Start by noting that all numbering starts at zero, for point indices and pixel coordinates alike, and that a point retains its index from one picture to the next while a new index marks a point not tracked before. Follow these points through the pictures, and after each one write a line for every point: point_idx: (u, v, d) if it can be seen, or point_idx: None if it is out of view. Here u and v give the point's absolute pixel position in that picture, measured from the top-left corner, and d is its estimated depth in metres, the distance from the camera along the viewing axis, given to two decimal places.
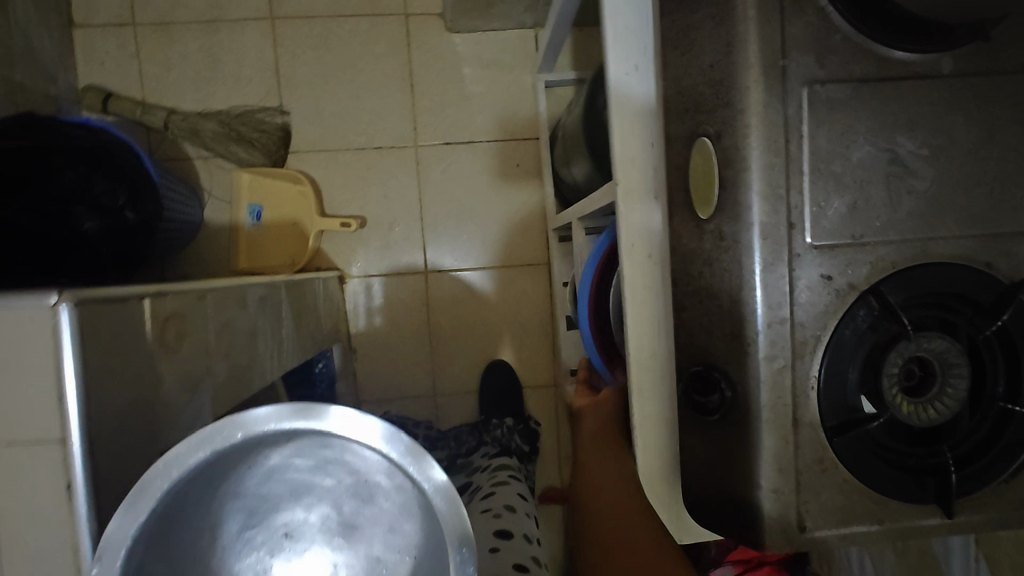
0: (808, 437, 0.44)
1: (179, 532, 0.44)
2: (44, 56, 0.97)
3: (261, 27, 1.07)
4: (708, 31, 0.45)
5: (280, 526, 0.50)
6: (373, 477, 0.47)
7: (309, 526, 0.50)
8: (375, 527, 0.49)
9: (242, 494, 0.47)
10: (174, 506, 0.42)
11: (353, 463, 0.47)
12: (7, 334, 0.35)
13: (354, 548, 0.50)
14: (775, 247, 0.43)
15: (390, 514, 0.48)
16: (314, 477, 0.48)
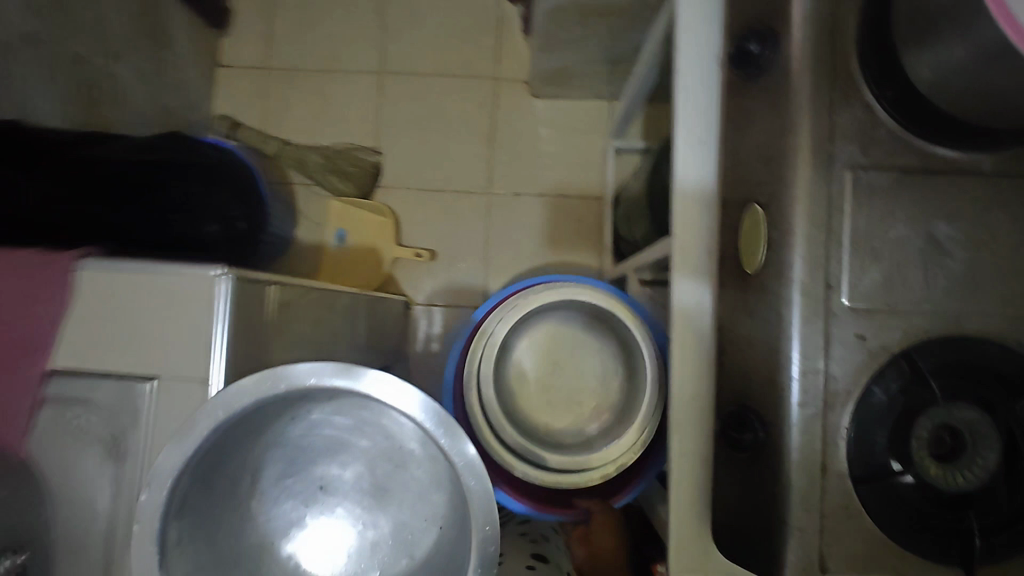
0: (835, 484, 0.48)
1: (239, 462, 0.56)
2: (190, 87, 1.15)
3: (370, 79, 1.23)
4: (765, 115, 0.52)
5: (318, 478, 0.62)
6: (404, 445, 0.59)
7: (342, 481, 0.62)
8: (404, 490, 0.61)
9: (287, 444, 0.59)
10: (232, 443, 0.53)
11: (388, 429, 0.59)
12: (179, 293, 0.46)
13: (382, 505, 0.62)
14: (812, 304, 0.48)
15: (417, 482, 0.60)
16: (351, 439, 0.61)
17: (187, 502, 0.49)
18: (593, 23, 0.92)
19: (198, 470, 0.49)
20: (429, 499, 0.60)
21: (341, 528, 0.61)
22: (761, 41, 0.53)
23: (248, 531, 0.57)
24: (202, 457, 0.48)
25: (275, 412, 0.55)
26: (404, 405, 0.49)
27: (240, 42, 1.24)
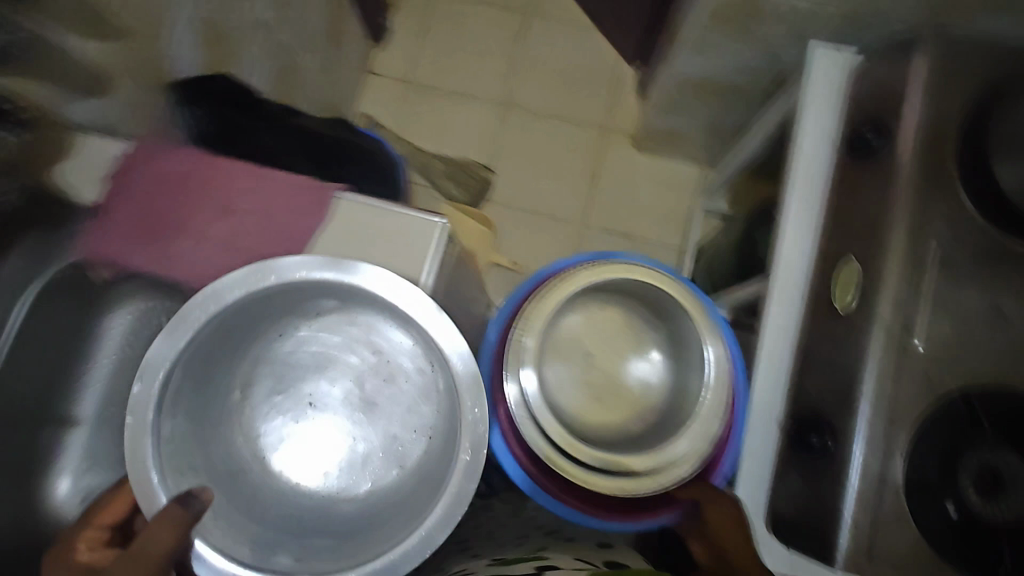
0: (888, 492, 0.57)
1: (225, 369, 0.66)
2: (347, 85, 1.34)
3: (495, 107, 1.41)
4: (870, 187, 0.65)
5: (306, 397, 0.68)
6: (394, 359, 0.67)
7: (330, 399, 0.68)
8: (393, 404, 0.67)
9: (277, 359, 0.68)
10: (218, 344, 0.63)
11: (380, 341, 0.67)
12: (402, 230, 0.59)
13: (372, 422, 0.67)
14: (891, 340, 0.59)
15: (407, 397, 0.67)
16: (343, 353, 0.68)
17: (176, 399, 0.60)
18: (711, 96, 1.08)
19: (186, 369, 0.60)
20: (418, 412, 0.67)
21: (335, 441, 0.67)
22: (876, 131, 0.66)
23: (239, 435, 0.66)
24: (186, 355, 0.59)
25: (259, 318, 0.65)
26: (378, 282, 0.56)
27: (392, 56, 1.44)
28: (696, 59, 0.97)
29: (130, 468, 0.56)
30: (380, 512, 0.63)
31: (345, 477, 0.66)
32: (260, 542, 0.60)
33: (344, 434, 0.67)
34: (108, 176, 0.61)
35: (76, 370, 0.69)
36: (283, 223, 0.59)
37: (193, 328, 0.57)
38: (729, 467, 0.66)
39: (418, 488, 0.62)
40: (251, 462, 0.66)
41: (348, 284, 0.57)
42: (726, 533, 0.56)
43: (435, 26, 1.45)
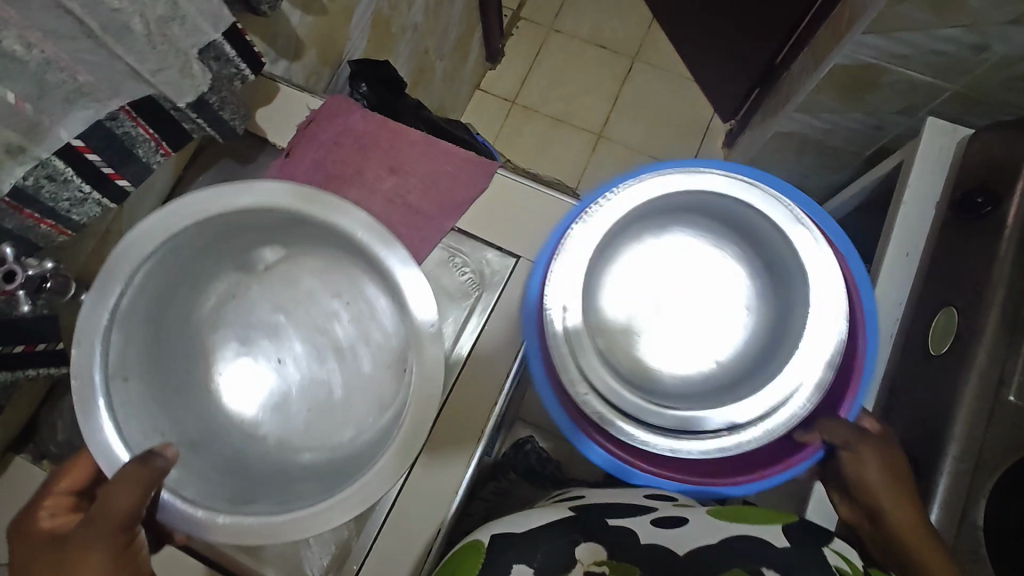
0: (967, 531, 0.60)
1: (180, 334, 0.58)
2: (459, 96, 1.45)
3: (589, 137, 1.50)
4: (976, 246, 0.69)
5: (269, 353, 0.60)
6: (360, 303, 0.60)
7: (290, 351, 0.60)
8: (365, 349, 0.60)
9: (229, 317, 0.60)
10: (164, 300, 0.56)
11: (346, 284, 0.61)
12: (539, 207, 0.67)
13: (346, 368, 0.60)
14: (985, 387, 0.62)
15: (380, 338, 0.60)
16: (307, 294, 0.61)
17: (126, 364, 0.53)
18: (806, 154, 1.14)
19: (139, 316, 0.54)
20: (390, 348, 0.59)
21: (313, 390, 0.59)
22: (988, 196, 0.70)
23: (204, 403, 0.57)
24: (123, 307, 0.52)
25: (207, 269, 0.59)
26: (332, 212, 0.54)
27: (501, 77, 1.56)
28: (800, 117, 1.04)
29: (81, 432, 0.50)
30: (340, 466, 0.55)
31: (307, 430, 0.58)
32: (231, 491, 0.52)
33: (299, 378, 0.59)
34: (298, 126, 0.69)
35: None
36: (450, 187, 0.67)
37: (149, 257, 0.53)
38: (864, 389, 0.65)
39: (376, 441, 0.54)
40: (224, 427, 0.57)
41: (309, 209, 0.54)
42: (872, 480, 0.59)
43: (544, 56, 1.56)
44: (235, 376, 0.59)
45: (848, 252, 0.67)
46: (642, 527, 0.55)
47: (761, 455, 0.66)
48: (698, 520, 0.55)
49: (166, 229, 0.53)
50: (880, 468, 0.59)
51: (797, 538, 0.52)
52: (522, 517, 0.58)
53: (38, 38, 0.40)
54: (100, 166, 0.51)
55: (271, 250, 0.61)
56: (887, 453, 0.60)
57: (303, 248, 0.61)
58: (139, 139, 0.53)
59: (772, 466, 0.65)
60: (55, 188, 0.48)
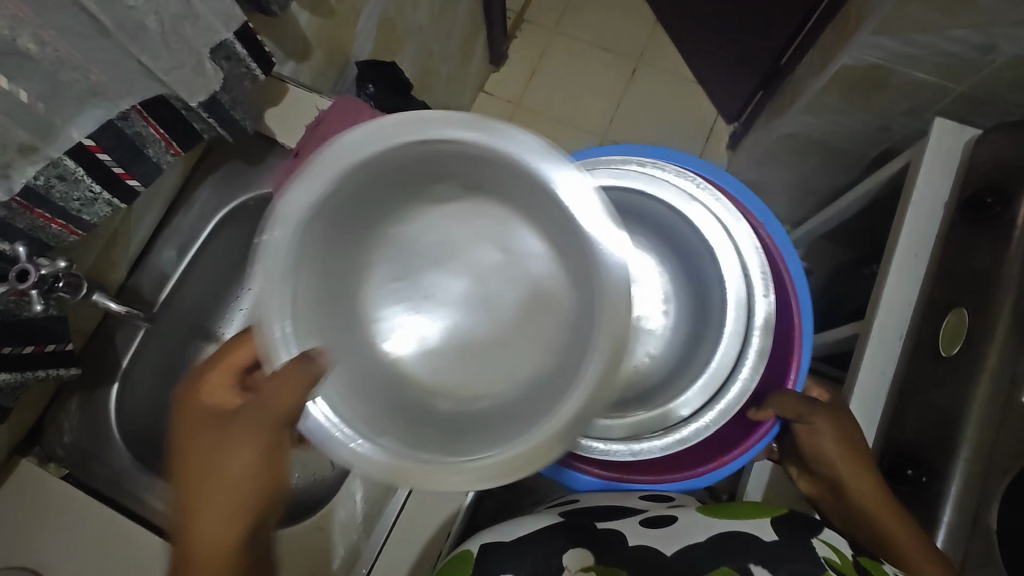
0: (980, 533, 0.60)
1: (349, 247, 0.57)
2: (463, 98, 1.45)
3: (592, 139, 1.51)
4: (986, 247, 0.69)
5: (424, 290, 0.59)
6: (527, 260, 0.59)
7: (449, 293, 0.59)
8: (530, 305, 0.58)
9: (394, 241, 0.59)
10: (349, 211, 0.55)
11: (509, 236, 0.59)
12: None
13: (508, 320, 0.58)
14: (996, 389, 0.62)
15: (546, 288, 0.58)
16: (464, 237, 0.60)
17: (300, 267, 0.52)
18: (811, 156, 1.14)
19: (326, 226, 0.53)
20: (558, 305, 0.58)
21: (463, 334, 0.59)
22: (998, 197, 0.70)
23: (356, 323, 0.57)
24: (322, 208, 0.53)
25: (393, 194, 0.57)
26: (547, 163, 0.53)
27: (505, 78, 1.56)
28: (806, 118, 1.04)
29: (257, 318, 0.52)
30: (487, 420, 0.55)
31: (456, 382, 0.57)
32: (371, 412, 0.54)
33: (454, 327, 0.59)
34: (307, 127, 0.68)
35: (231, 294, 0.78)
36: None
37: (337, 171, 0.52)
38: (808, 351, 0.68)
39: (531, 393, 0.54)
40: (375, 356, 0.57)
41: (515, 155, 0.52)
42: (828, 450, 0.64)
43: (548, 58, 1.57)
44: (394, 313, 0.58)
45: (770, 222, 0.71)
46: (632, 527, 0.55)
47: (717, 443, 0.69)
48: (687, 516, 0.56)
49: (364, 152, 0.51)
50: (834, 437, 0.64)
51: (787, 531, 0.52)
52: (515, 525, 0.58)
53: (53, 37, 0.40)
54: (111, 166, 0.50)
55: (450, 187, 0.58)
56: (838, 420, 0.65)
57: (484, 194, 0.58)
58: (150, 139, 0.53)
59: (731, 451, 0.68)
60: (67, 187, 0.48)
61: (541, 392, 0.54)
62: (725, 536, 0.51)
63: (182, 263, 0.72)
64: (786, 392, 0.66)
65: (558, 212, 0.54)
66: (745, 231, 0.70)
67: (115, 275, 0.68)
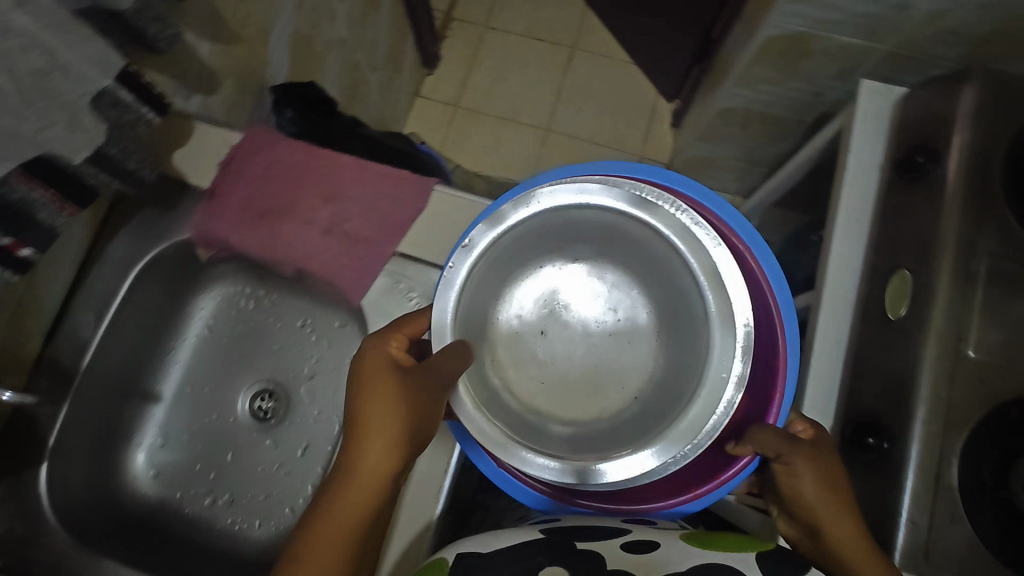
0: (944, 494, 0.60)
1: (497, 272, 0.66)
2: (400, 105, 1.42)
3: (537, 133, 1.49)
4: (923, 205, 0.69)
5: (541, 327, 0.71)
6: (625, 313, 0.72)
7: (565, 332, 0.72)
8: (627, 348, 0.71)
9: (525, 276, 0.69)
10: (510, 248, 0.64)
11: (617, 296, 0.72)
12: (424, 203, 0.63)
13: (612, 357, 0.71)
14: (945, 347, 0.62)
15: (637, 335, 0.71)
16: (574, 291, 0.72)
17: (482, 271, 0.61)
18: (751, 127, 1.14)
19: (509, 241, 0.62)
20: (647, 348, 0.71)
21: (576, 366, 0.71)
22: (928, 155, 0.70)
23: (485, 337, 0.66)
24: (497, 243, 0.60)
25: (539, 240, 0.67)
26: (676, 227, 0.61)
27: (441, 81, 1.53)
28: (741, 91, 1.04)
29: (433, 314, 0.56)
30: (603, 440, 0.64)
31: (562, 400, 0.69)
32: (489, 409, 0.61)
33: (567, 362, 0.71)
34: (219, 164, 0.65)
35: (167, 348, 0.74)
36: (384, 208, 0.62)
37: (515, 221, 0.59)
38: (790, 376, 0.65)
39: (643, 420, 0.64)
40: (498, 379, 0.67)
41: (659, 226, 0.61)
42: (808, 494, 0.56)
43: (483, 55, 1.54)
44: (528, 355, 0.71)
45: (755, 244, 0.67)
46: (610, 549, 0.50)
47: (693, 474, 0.68)
48: (670, 546, 0.51)
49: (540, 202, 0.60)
50: (815, 479, 0.56)
51: (772, 567, 0.47)
52: (491, 538, 0.54)
53: None
54: None
55: (581, 246, 0.70)
56: (821, 458, 0.57)
57: (607, 255, 0.71)
58: (39, 202, 0.49)
59: (704, 484, 0.66)
60: None
61: (647, 418, 0.64)
62: (705, 565, 0.47)
63: (100, 329, 0.66)
64: (765, 428, 0.59)
65: (673, 265, 0.64)
66: (724, 254, 0.61)
67: (32, 344, 0.64)
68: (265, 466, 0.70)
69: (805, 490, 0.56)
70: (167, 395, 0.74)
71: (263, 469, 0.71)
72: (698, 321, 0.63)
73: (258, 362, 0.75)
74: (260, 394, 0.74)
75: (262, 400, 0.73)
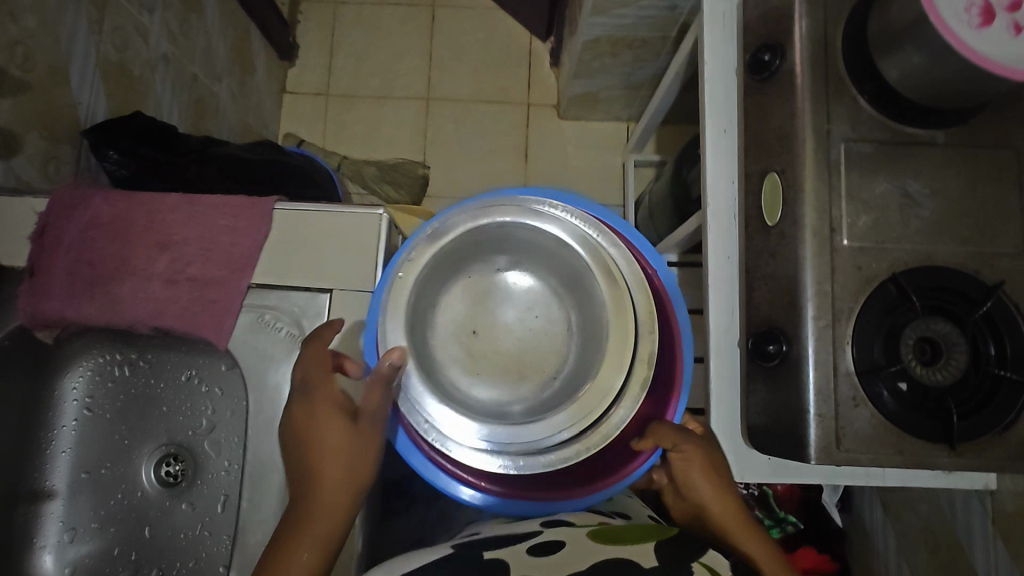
0: (844, 380, 0.62)
1: (433, 283, 0.70)
2: (265, 108, 1.32)
3: (418, 103, 1.42)
4: (777, 105, 0.68)
5: (472, 334, 0.75)
6: (531, 308, 0.77)
7: (495, 335, 0.76)
8: (541, 339, 0.76)
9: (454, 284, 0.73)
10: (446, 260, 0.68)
11: (535, 295, 0.77)
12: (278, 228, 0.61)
13: (532, 353, 0.76)
14: (820, 242, 0.63)
15: (542, 326, 0.76)
16: (499, 301, 0.77)
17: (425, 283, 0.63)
18: (621, 54, 1.11)
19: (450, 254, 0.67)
20: (554, 335, 0.76)
21: (509, 365, 0.75)
22: (772, 52, 0.69)
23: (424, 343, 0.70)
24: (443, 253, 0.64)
25: (473, 253, 0.72)
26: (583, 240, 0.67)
27: (304, 73, 1.43)
28: (599, 20, 1.01)
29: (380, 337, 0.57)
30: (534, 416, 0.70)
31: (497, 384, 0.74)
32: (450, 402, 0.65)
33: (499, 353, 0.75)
34: (33, 238, 0.60)
35: (44, 440, 0.69)
36: (229, 238, 0.60)
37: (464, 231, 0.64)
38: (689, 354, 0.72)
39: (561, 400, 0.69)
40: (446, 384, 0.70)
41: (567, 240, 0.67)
42: (697, 478, 0.64)
43: (342, 34, 1.44)
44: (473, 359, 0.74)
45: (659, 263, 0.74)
46: (517, 557, 0.50)
47: (596, 469, 0.74)
48: (575, 544, 0.51)
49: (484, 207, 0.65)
50: (702, 465, 0.64)
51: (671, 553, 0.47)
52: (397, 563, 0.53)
53: None
54: None
55: (505, 258, 0.75)
56: (709, 448, 0.66)
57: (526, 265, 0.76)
58: None
59: (608, 475, 0.72)
60: None
61: (562, 399, 0.69)
62: (610, 560, 0.46)
63: None
64: (662, 423, 0.68)
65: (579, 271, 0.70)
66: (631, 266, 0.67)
67: None
68: (185, 532, 0.68)
69: (693, 474, 0.64)
70: (59, 490, 0.68)
71: (183, 535, 0.68)
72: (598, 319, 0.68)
73: (154, 429, 0.72)
74: (165, 459, 0.71)
75: (168, 465, 0.71)
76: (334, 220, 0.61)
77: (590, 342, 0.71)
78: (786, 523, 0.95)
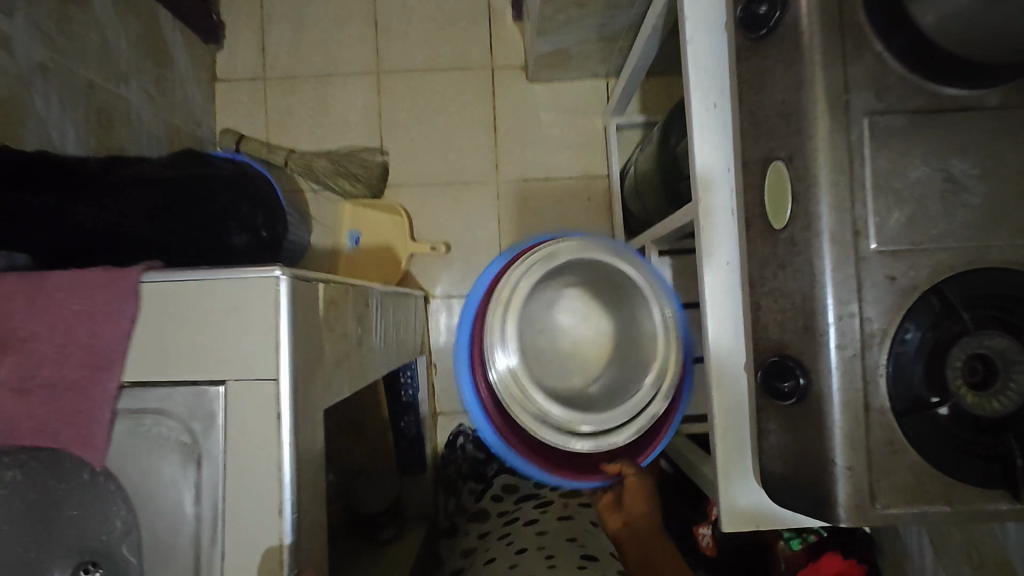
0: (876, 421, 0.50)
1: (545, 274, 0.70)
2: (194, 105, 1.17)
3: (368, 79, 1.25)
4: (780, 72, 0.53)
5: (546, 330, 0.76)
6: (588, 333, 0.77)
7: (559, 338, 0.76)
8: (586, 361, 0.77)
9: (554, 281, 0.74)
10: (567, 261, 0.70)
11: (599, 314, 0.77)
12: (156, 311, 0.45)
13: (580, 366, 0.76)
14: (842, 250, 0.50)
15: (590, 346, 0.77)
16: (573, 319, 0.77)
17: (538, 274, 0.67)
18: (590, 4, 0.93)
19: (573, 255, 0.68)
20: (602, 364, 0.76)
21: (560, 366, 0.75)
22: (770, 2, 0.54)
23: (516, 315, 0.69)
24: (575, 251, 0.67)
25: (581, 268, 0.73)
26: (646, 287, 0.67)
27: (235, 55, 1.25)
28: None
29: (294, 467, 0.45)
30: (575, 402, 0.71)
31: (556, 372, 0.75)
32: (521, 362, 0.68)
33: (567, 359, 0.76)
34: None
35: None
36: (88, 330, 0.45)
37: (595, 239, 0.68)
38: (685, 403, 0.72)
39: (599, 400, 0.71)
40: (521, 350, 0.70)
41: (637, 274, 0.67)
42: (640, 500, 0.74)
43: (272, 5, 1.25)
44: (543, 343, 0.75)
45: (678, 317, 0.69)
46: None
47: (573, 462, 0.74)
48: None
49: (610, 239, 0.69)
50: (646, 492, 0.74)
51: None
52: None
53: None
54: None
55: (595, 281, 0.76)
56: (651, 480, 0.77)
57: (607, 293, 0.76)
58: None
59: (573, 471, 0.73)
60: None
61: (596, 404, 0.71)
62: None
63: None
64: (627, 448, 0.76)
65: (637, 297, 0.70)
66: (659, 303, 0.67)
67: None
68: None
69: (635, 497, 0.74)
70: None
71: None
72: (641, 367, 0.69)
73: (64, 537, 0.57)
74: (84, 567, 0.58)
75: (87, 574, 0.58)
76: (226, 292, 0.45)
77: (621, 380, 0.72)
78: (807, 533, 0.87)
